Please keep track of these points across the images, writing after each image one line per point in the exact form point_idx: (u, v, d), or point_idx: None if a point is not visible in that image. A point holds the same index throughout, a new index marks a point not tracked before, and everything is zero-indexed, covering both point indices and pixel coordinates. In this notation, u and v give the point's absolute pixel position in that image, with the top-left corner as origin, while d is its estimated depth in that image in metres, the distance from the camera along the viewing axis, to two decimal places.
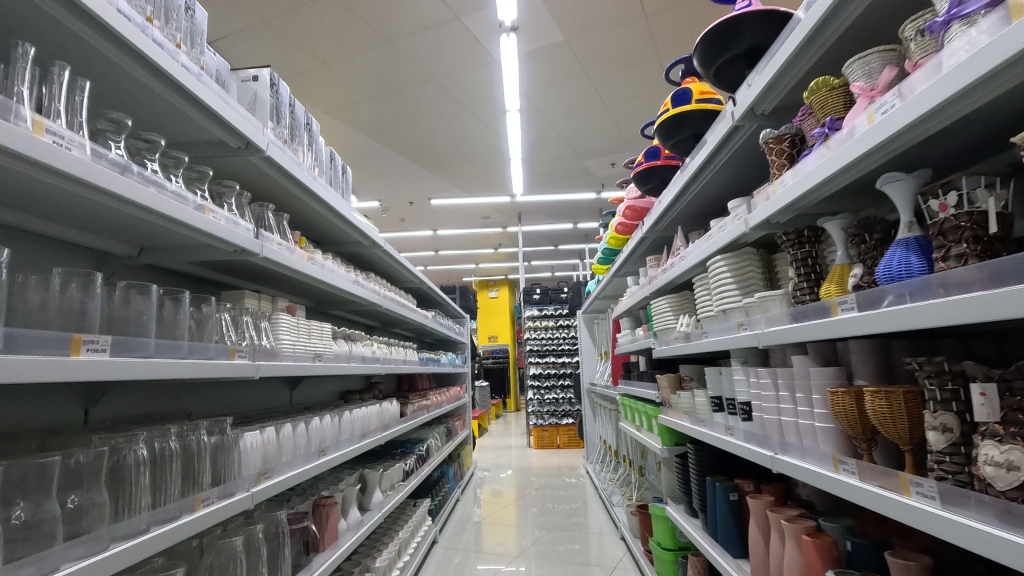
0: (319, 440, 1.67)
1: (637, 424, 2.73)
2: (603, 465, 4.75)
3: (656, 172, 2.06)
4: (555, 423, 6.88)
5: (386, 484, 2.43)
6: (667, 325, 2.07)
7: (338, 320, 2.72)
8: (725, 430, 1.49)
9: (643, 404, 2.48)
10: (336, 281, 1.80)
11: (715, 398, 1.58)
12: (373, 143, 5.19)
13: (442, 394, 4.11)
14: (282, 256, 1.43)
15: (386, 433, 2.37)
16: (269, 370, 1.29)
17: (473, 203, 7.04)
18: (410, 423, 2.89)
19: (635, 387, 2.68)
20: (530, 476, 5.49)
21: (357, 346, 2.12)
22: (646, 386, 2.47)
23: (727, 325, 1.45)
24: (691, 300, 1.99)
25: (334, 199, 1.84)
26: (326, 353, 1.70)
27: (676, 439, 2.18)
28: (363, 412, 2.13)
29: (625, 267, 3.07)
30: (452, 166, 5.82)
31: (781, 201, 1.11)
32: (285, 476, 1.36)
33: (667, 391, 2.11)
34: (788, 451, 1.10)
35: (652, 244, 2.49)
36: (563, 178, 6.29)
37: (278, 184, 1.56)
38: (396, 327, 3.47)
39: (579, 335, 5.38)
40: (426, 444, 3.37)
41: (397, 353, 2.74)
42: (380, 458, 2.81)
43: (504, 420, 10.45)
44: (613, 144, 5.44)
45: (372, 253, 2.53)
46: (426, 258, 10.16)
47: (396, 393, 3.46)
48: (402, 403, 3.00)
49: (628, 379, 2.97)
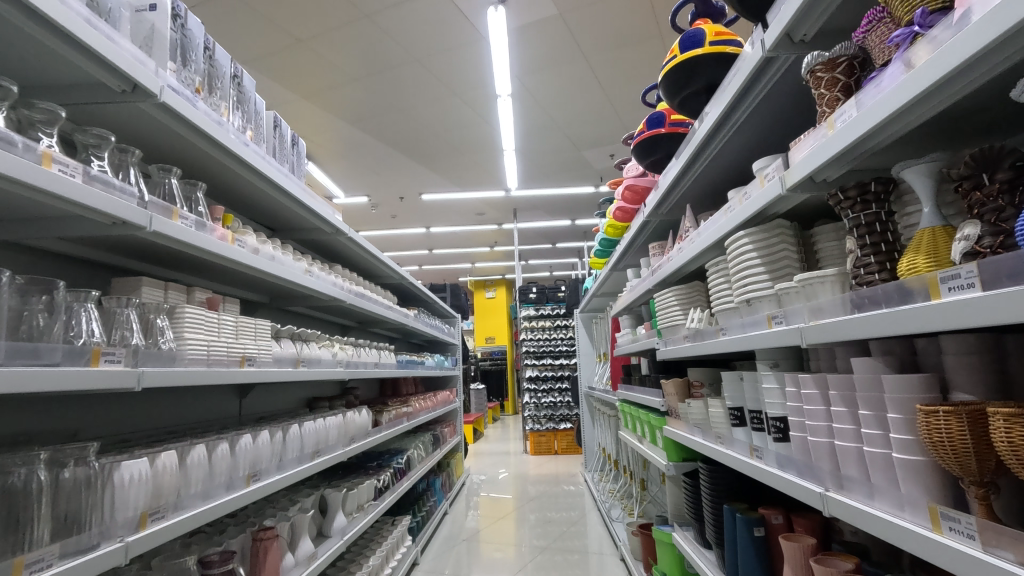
0: (250, 463, 1.36)
1: (639, 435, 2.43)
2: (602, 474, 4.45)
3: (660, 142, 1.76)
4: (552, 427, 6.57)
5: (351, 506, 2.11)
6: (673, 322, 1.77)
7: (301, 319, 2.41)
8: (750, 452, 1.19)
9: (645, 414, 2.19)
10: (276, 271, 1.49)
11: (735, 410, 1.29)
12: (357, 132, 4.89)
13: (427, 399, 3.81)
14: (190, 235, 1.12)
15: (350, 448, 2.07)
16: (162, 379, 0.99)
17: (466, 198, 6.75)
18: (386, 434, 2.58)
19: (636, 394, 2.39)
20: (526, 485, 5.18)
21: (311, 347, 1.81)
22: (648, 392, 2.18)
23: (752, 320, 1.15)
24: (701, 292, 1.69)
25: (274, 170, 1.54)
26: (261, 357, 1.40)
27: (684, 454, 1.89)
28: (320, 426, 1.82)
29: (624, 259, 2.78)
30: (442, 157, 5.52)
31: (837, 145, 0.81)
32: (186, 515, 1.06)
33: (674, 399, 1.83)
34: (848, 490, 0.80)
35: (655, 230, 2.19)
36: (559, 171, 5.99)
37: (190, 145, 1.25)
38: (373, 327, 3.16)
39: (577, 336, 5.10)
40: (407, 456, 3.05)
41: (368, 356, 2.43)
42: (350, 473, 2.51)
43: (501, 424, 10.12)
44: (611, 133, 5.15)
45: (337, 242, 2.23)
46: (420, 257, 9.85)
47: (374, 400, 3.16)
48: (377, 412, 2.69)
49: (627, 383, 2.67)
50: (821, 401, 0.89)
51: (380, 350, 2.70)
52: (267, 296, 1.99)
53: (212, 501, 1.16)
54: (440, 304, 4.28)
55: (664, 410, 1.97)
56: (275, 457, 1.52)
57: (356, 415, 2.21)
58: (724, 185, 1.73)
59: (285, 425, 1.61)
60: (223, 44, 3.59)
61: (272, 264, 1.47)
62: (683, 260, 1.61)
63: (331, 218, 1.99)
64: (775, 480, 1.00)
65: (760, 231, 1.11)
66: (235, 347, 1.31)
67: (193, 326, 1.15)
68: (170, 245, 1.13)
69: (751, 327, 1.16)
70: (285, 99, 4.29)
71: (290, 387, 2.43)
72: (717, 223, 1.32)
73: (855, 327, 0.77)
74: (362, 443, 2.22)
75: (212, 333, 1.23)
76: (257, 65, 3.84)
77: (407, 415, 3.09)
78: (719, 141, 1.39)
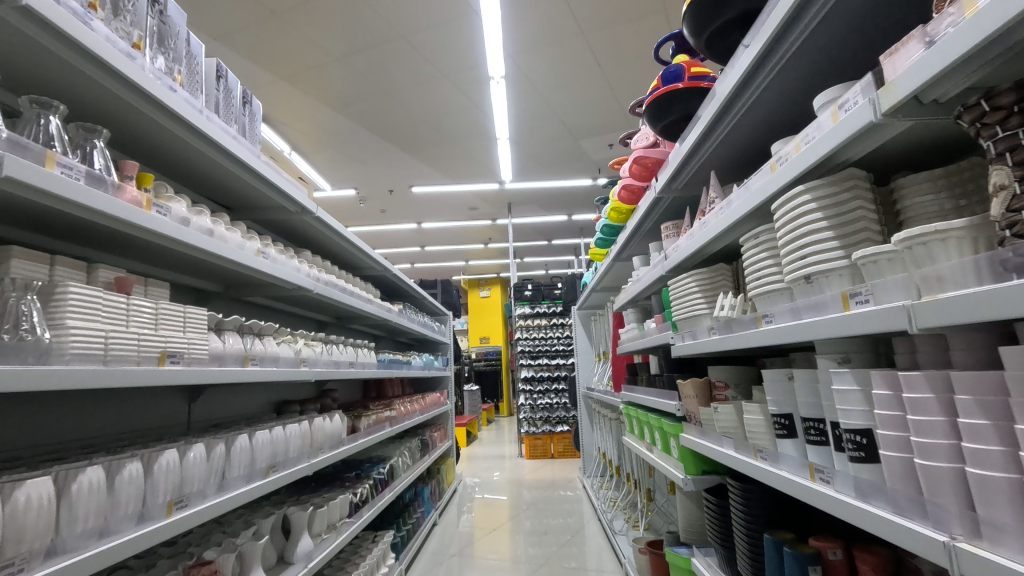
0: (175, 487, 1.09)
1: (647, 442, 2.16)
2: (602, 480, 4.19)
3: (677, 100, 1.49)
4: (548, 430, 6.30)
5: (319, 526, 1.83)
6: (693, 313, 1.51)
7: (267, 311, 2.15)
8: (809, 473, 0.93)
9: (656, 419, 1.92)
10: (211, 246, 1.22)
11: (783, 418, 1.03)
12: (342, 119, 4.62)
13: (413, 401, 3.53)
14: (75, 191, 0.84)
15: (316, 460, 1.78)
16: (19, 381, 0.72)
17: (458, 192, 6.48)
18: (364, 443, 2.30)
19: (643, 395, 2.13)
20: (521, 490, 4.91)
21: (269, 341, 1.54)
22: (659, 394, 1.91)
23: (810, 302, 0.89)
24: (727, 276, 1.43)
25: (212, 125, 1.27)
26: (188, 354, 1.13)
27: (705, 467, 1.63)
28: (279, 435, 1.55)
29: (629, 247, 2.52)
30: (432, 147, 5.25)
31: (972, 31, 0.54)
32: (66, 565, 0.79)
33: (694, 403, 1.56)
34: (992, 544, 0.54)
35: (666, 210, 1.93)
36: (555, 162, 5.73)
37: (82, 75, 0.98)
38: (353, 323, 2.90)
39: (574, 334, 4.84)
40: (389, 465, 2.78)
41: (344, 354, 2.16)
42: (322, 486, 2.23)
43: (495, 426, 9.84)
44: (609, 120, 4.90)
45: (305, 224, 1.96)
46: (412, 255, 9.55)
47: (354, 403, 2.89)
48: (354, 417, 2.41)
49: (633, 385, 2.42)
50: (942, 410, 0.62)
51: (359, 348, 2.43)
52: (218, 282, 1.73)
53: (108, 542, 0.89)
54: (429, 300, 4.02)
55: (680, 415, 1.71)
56: (214, 477, 1.24)
57: (326, 421, 1.93)
58: (753, 150, 1.47)
59: (231, 436, 1.34)
60: (192, 18, 3.31)
61: (206, 238, 1.20)
62: (707, 236, 1.35)
63: (294, 193, 1.73)
64: (856, 517, 0.74)
65: (826, 183, 0.85)
66: (154, 339, 1.03)
67: (83, 311, 0.88)
68: (49, 202, 0.85)
69: (810, 310, 0.90)
70: (263, 80, 4.02)
71: (256, 389, 2.17)
72: (759, 183, 1.06)
73: (1011, 303, 0.50)
74: (332, 454, 1.94)
75: (116, 324, 0.95)
76: (232, 41, 3.57)
77: (390, 420, 2.82)
78: (765, 77, 1.13)
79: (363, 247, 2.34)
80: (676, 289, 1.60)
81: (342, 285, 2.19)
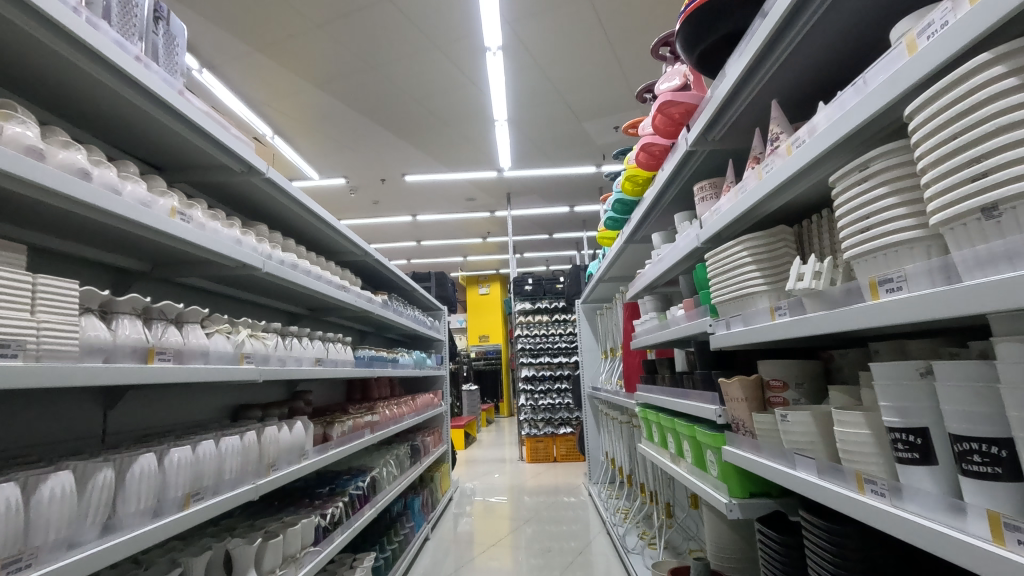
0: (13, 538, 0.73)
1: (671, 452, 1.82)
2: (610, 488, 3.85)
3: (723, 15, 1.15)
4: (550, 432, 5.94)
5: (271, 562, 1.47)
6: (744, 291, 1.17)
7: (217, 299, 1.81)
8: (987, 527, 0.57)
9: (686, 425, 1.58)
10: (85, 193, 0.87)
11: (916, 436, 0.69)
12: (327, 98, 4.28)
13: (403, 403, 3.20)
14: None
15: (267, 481, 1.42)
16: None
17: (455, 181, 6.13)
18: (337, 456, 1.95)
19: (667, 397, 1.78)
20: (521, 497, 4.56)
21: (196, 331, 1.19)
22: (690, 397, 1.57)
23: (991, 249, 0.55)
24: (787, 245, 1.10)
25: (95, 32, 0.93)
26: (40, 344, 0.78)
27: (753, 488, 1.29)
28: (210, 453, 1.19)
29: (644, 225, 2.19)
30: (425, 130, 4.90)
31: None
32: None
33: (745, 409, 1.21)
34: None
35: (696, 172, 1.60)
36: (557, 148, 5.39)
37: None
38: (330, 315, 2.54)
39: (578, 330, 4.50)
40: (370, 477, 2.42)
41: (311, 348, 1.80)
42: (286, 506, 1.88)
43: (495, 427, 9.46)
44: (616, 99, 4.56)
45: (256, 190, 1.61)
46: (408, 250, 9.20)
47: (331, 407, 2.53)
48: (326, 423, 2.06)
49: (651, 384, 2.08)
50: None
51: (333, 342, 2.08)
52: (142, 257, 1.38)
53: None
54: (421, 292, 3.67)
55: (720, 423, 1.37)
56: (91, 517, 0.89)
57: (282, 430, 1.57)
58: (823, 81, 1.13)
59: (127, 458, 0.99)
60: None
61: (76, 182, 0.85)
62: (771, 186, 1.00)
63: (233, 144, 1.37)
64: None
65: None
66: None
67: None
68: None
69: (992, 265, 0.56)
70: (238, 53, 3.66)
71: (207, 392, 1.83)
72: (873, 87, 0.71)
73: None
74: (290, 470, 1.58)
75: None
76: (199, 6, 3.22)
77: (372, 427, 2.47)
78: None
79: (335, 224, 1.99)
80: (719, 264, 1.26)
81: (310, 267, 1.84)
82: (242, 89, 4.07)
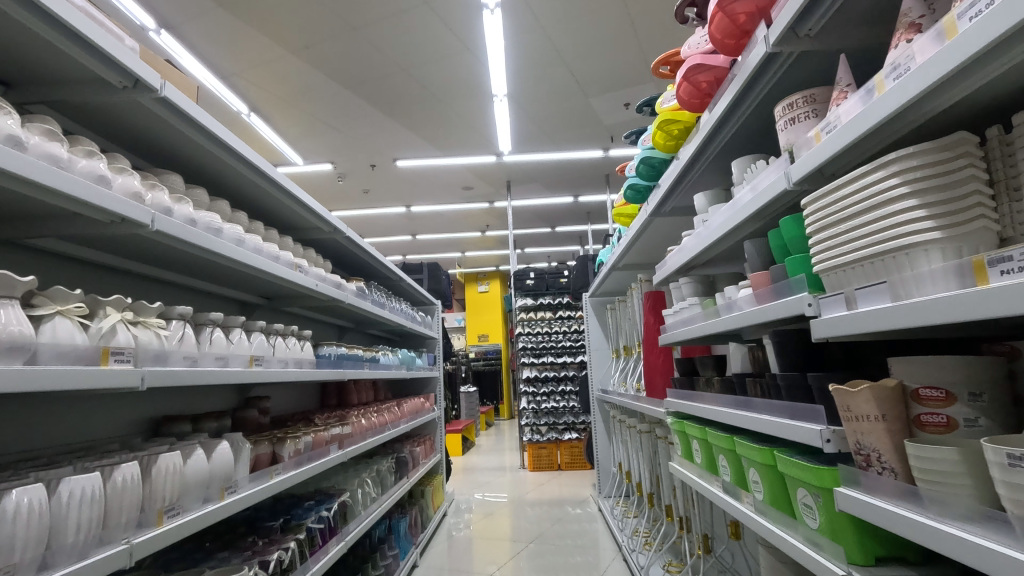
0: None
1: (722, 480, 1.39)
2: (624, 503, 3.42)
3: None
4: (554, 438, 5.50)
5: None
6: (888, 249, 0.73)
7: (117, 279, 1.37)
8: None
9: (756, 449, 1.14)
10: None
11: None
12: (306, 67, 3.85)
13: (387, 410, 2.76)
14: None
15: (156, 534, 0.96)
16: None
17: (450, 166, 5.68)
18: (284, 483, 1.50)
19: (719, 409, 1.34)
20: (521, 510, 4.12)
21: (9, 312, 0.75)
22: (763, 412, 1.13)
23: None
24: (969, 173, 0.67)
25: None
26: None
27: (879, 551, 0.84)
28: (27, 506, 0.74)
29: (679, 188, 1.75)
30: (416, 108, 4.47)
31: None
32: None
33: (883, 435, 0.77)
34: None
35: (770, 96, 1.15)
36: (561, 129, 4.95)
37: None
38: (291, 305, 2.11)
39: (586, 327, 4.08)
40: (340, 501, 1.97)
41: (242, 343, 1.35)
42: (220, 549, 1.44)
43: (494, 431, 8.99)
44: (626, 69, 4.13)
45: (157, 121, 1.15)
46: (403, 245, 8.75)
47: (293, 417, 2.10)
48: (275, 439, 1.62)
49: (690, 391, 1.65)
50: None
51: (285, 337, 1.64)
52: None
53: None
54: (409, 282, 3.23)
55: (831, 457, 0.92)
56: None
57: (191, 457, 1.12)
58: None
59: None
60: None
61: None
62: (982, 41, 0.55)
63: (94, 34, 0.89)
64: None
65: None
66: None
67: None
68: None
69: None
70: (200, 10, 3.22)
71: (108, 401, 1.38)
72: None
73: None
74: (206, 511, 1.12)
75: None
76: None
77: (344, 440, 2.02)
78: None
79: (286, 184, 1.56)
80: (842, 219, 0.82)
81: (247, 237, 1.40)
82: (208, 55, 3.64)
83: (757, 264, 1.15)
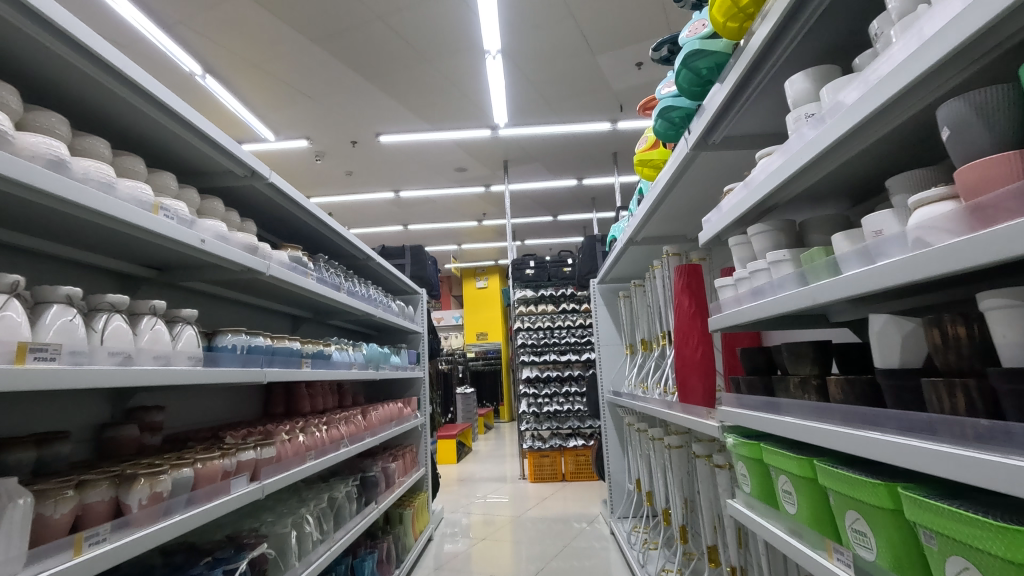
0: None
1: (855, 556, 0.79)
2: (645, 528, 2.84)
3: None
4: (558, 445, 4.93)
5: None
6: None
7: None
8: None
9: (986, 525, 0.54)
10: None
11: None
12: (266, 15, 3.28)
13: (349, 422, 2.18)
14: None
15: None
16: None
17: (441, 143, 5.10)
18: (117, 555, 0.90)
19: (860, 435, 0.75)
20: (521, 530, 3.54)
21: None
22: (1007, 450, 0.54)
23: None
24: None
25: None
26: None
27: None
28: None
29: (748, 93, 1.16)
30: (398, 69, 3.91)
31: None
32: None
33: None
34: None
35: None
36: (565, 95, 4.38)
37: None
38: (193, 281, 1.53)
39: (595, 318, 3.50)
40: (255, 557, 1.38)
41: (12, 323, 0.76)
42: None
43: (495, 434, 8.38)
44: (639, 19, 3.55)
45: None
46: (393, 235, 8.15)
47: (198, 437, 1.51)
48: (121, 478, 1.02)
49: (770, 401, 1.06)
50: None
51: (137, 318, 1.05)
52: None
53: None
54: (381, 264, 2.65)
55: None
56: None
57: None
58: None
59: None
60: None
61: None
62: None
63: None
64: None
65: None
66: None
67: None
68: None
69: None
70: None
71: None
72: None
73: None
74: None
75: None
76: None
77: (260, 469, 1.43)
78: None
79: (94, 45, 0.93)
80: None
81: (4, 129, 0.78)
82: None
83: (983, 142, 0.56)
